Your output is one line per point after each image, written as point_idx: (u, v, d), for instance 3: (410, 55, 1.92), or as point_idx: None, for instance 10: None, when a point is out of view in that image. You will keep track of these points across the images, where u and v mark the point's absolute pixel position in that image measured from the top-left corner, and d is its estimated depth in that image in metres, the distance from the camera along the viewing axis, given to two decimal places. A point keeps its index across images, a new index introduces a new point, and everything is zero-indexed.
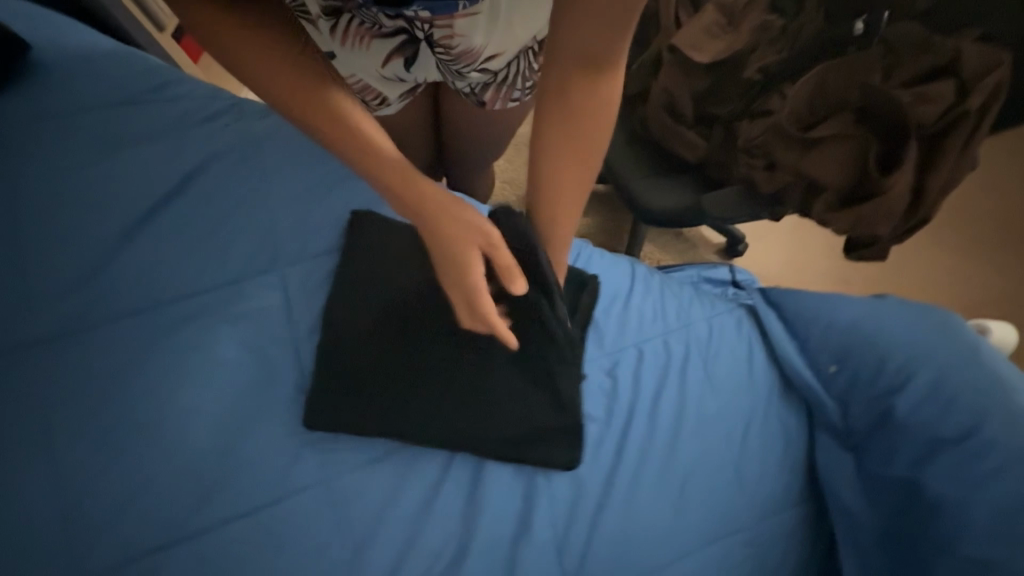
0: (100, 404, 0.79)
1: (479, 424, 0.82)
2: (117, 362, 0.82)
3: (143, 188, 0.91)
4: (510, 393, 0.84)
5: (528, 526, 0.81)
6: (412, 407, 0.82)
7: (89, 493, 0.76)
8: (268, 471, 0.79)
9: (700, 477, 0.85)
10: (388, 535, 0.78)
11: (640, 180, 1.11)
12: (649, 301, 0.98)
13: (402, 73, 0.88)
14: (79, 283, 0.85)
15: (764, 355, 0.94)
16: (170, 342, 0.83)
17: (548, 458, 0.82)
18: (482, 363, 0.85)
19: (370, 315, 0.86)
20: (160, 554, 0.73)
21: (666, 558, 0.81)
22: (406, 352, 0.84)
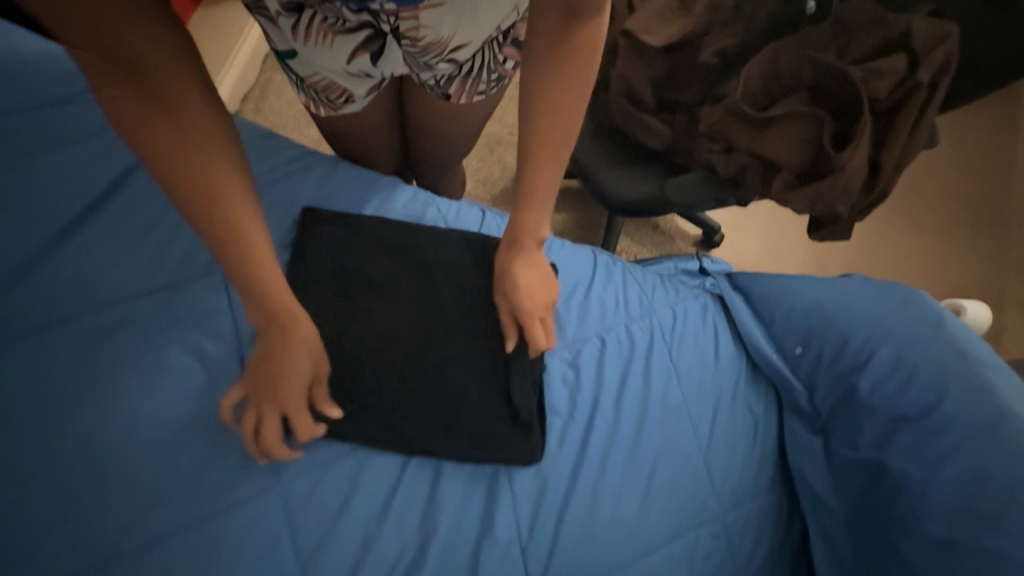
0: (29, 417, 0.76)
1: (439, 419, 0.80)
2: (45, 373, 0.78)
3: (76, 190, 0.88)
4: (473, 391, 0.82)
5: (490, 526, 0.79)
6: (368, 411, 0.79)
7: (16, 511, 0.72)
8: (213, 481, 0.76)
9: (665, 469, 0.84)
10: (344, 541, 0.76)
11: (606, 170, 1.09)
12: (610, 290, 0.95)
13: (369, 69, 0.84)
14: (17, 291, 0.82)
15: (730, 341, 0.93)
16: (103, 351, 0.80)
17: (510, 455, 0.79)
18: (442, 364, 0.82)
19: (321, 317, 0.83)
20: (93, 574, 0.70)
21: (631, 552, 0.80)
22: (358, 346, 0.81)
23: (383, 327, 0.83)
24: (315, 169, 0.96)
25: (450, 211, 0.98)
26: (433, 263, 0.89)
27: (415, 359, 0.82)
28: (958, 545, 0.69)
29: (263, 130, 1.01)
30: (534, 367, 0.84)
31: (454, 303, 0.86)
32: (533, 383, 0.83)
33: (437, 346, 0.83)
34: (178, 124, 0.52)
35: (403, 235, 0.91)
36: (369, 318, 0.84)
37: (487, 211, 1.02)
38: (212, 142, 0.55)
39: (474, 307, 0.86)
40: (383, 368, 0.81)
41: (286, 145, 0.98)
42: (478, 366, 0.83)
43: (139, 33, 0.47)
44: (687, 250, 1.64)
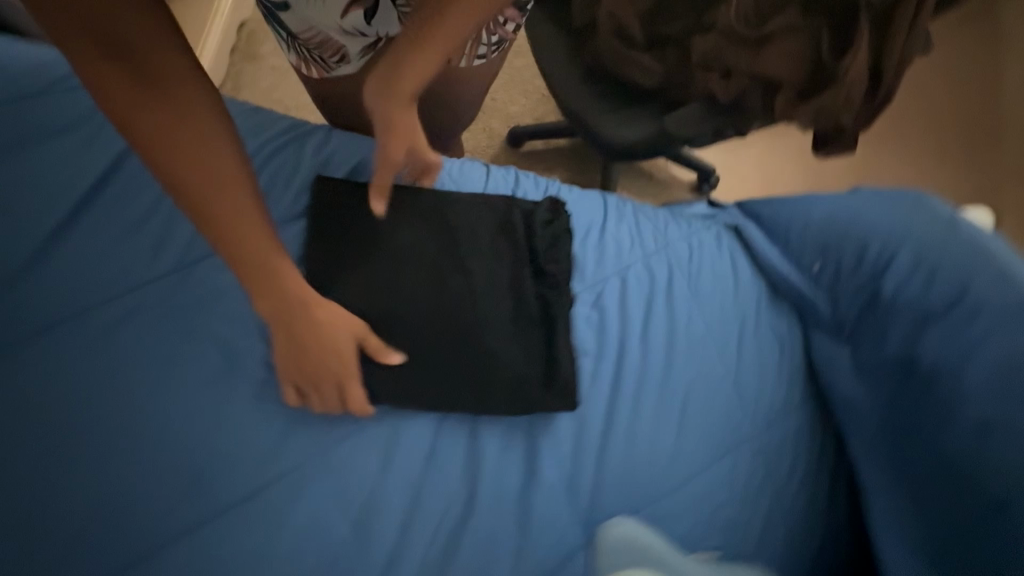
0: (55, 413, 0.75)
1: (474, 372, 0.80)
2: (64, 366, 0.77)
3: (68, 183, 0.86)
4: (506, 340, 0.82)
5: (536, 469, 0.79)
6: (407, 368, 0.78)
7: (57, 505, 0.71)
8: (255, 457, 0.75)
9: (700, 396, 0.85)
10: (394, 500, 0.76)
11: (602, 115, 1.08)
12: (624, 229, 0.94)
13: (363, 27, 0.83)
14: (26, 290, 0.79)
15: (747, 265, 0.93)
16: (120, 340, 0.79)
17: (545, 401, 0.80)
18: (471, 318, 0.82)
19: (349, 283, 0.81)
20: (151, 558, 0.70)
21: (674, 478, 0.82)
22: (384, 308, 0.80)
23: (406, 289, 0.82)
24: (309, 139, 0.94)
25: (454, 168, 0.95)
26: (448, 219, 0.87)
27: (442, 316, 0.81)
28: (999, 423, 0.70)
29: (251, 106, 0.97)
30: (561, 316, 0.84)
31: (477, 257, 0.85)
32: (562, 326, 0.83)
33: (463, 300, 0.82)
34: (188, 129, 0.53)
35: (413, 196, 0.88)
36: (393, 279, 0.82)
37: (490, 165, 0.99)
38: (222, 144, 0.56)
39: (494, 261, 0.86)
40: (411, 327, 0.80)
41: (276, 118, 0.95)
42: (509, 316, 0.83)
43: (151, 40, 0.48)
44: (685, 195, 1.64)
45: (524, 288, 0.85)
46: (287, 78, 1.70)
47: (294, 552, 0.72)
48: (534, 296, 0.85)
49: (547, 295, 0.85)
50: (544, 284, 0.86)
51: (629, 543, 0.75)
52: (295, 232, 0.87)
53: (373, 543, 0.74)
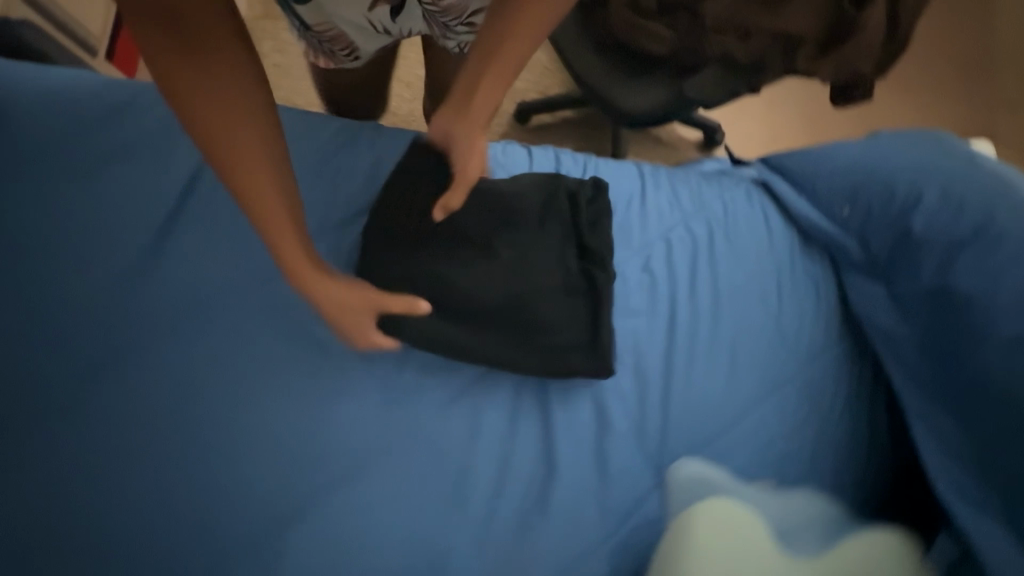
0: (158, 407, 0.81)
1: (535, 340, 0.86)
2: (157, 363, 0.83)
3: (146, 202, 0.90)
4: (558, 311, 0.88)
5: (607, 422, 0.87)
6: (477, 337, 0.84)
7: (169, 490, 0.77)
8: (354, 436, 0.82)
9: (747, 341, 0.93)
10: (484, 462, 0.84)
11: (618, 86, 1.15)
12: (663, 194, 1.00)
13: (387, 23, 0.86)
14: (102, 307, 0.85)
15: (778, 217, 1.00)
16: (210, 340, 0.85)
17: (589, 367, 0.85)
18: (530, 289, 0.88)
19: (414, 264, 0.86)
20: (273, 534, 0.77)
21: (732, 417, 0.90)
22: (436, 281, 0.85)
23: (467, 266, 0.87)
24: (356, 139, 0.98)
25: (497, 152, 1.00)
26: (503, 200, 0.93)
27: (489, 290, 0.86)
28: None
29: (294, 110, 1.00)
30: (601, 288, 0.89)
31: (528, 233, 0.92)
32: (607, 300, 0.88)
33: (521, 274, 0.89)
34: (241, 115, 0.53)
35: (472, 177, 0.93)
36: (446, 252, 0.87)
37: (532, 148, 1.04)
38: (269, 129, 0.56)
39: (537, 241, 0.92)
40: (460, 300, 0.85)
41: (320, 121, 0.98)
42: (558, 289, 0.89)
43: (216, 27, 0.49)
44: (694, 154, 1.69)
45: (571, 262, 0.91)
46: (296, 76, 1.71)
47: (401, 516, 0.80)
48: (579, 271, 0.91)
49: (588, 270, 0.91)
50: (587, 257, 0.92)
51: (696, 481, 0.83)
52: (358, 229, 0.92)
53: (471, 501, 0.82)
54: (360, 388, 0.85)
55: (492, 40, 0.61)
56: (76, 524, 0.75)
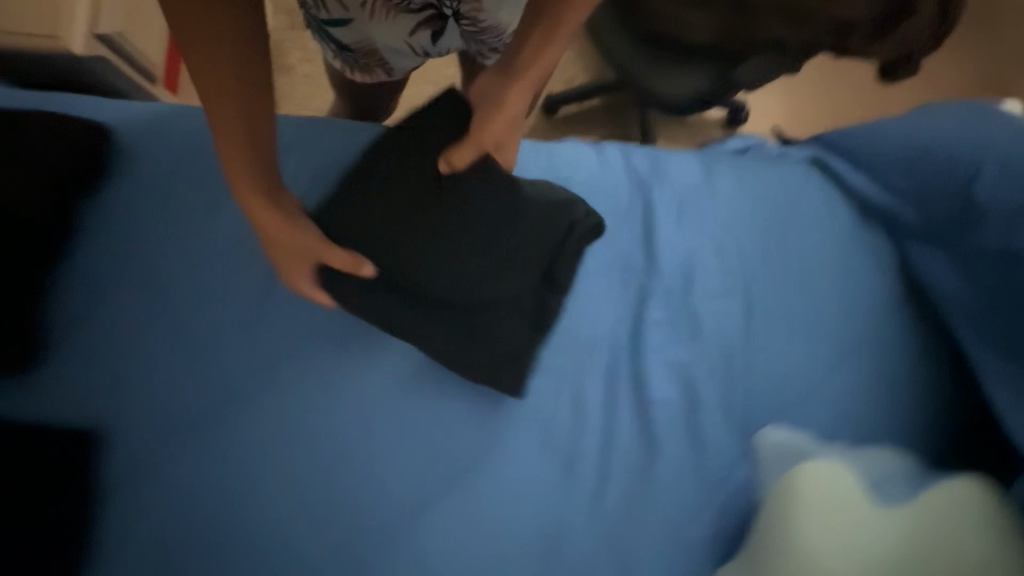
0: (265, 422, 0.83)
1: (488, 347, 0.84)
2: (256, 377, 0.85)
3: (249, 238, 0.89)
4: (512, 330, 0.85)
5: (697, 399, 0.92)
6: (429, 328, 0.81)
7: (288, 493, 0.82)
8: (463, 432, 0.87)
9: (819, 315, 0.99)
10: (587, 448, 0.88)
11: (664, 74, 1.23)
12: (729, 179, 1.03)
13: (427, 46, 0.90)
14: (195, 333, 0.84)
15: (838, 195, 1.06)
16: (307, 356, 0.86)
17: (512, 389, 0.85)
18: (498, 292, 0.83)
19: (387, 229, 0.77)
20: (403, 523, 0.83)
21: (811, 386, 0.96)
22: (398, 249, 0.77)
23: (445, 254, 0.79)
24: None
25: (566, 150, 0.99)
26: (515, 194, 0.81)
27: (454, 285, 0.80)
28: None
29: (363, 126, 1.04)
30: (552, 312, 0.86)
31: (517, 240, 0.83)
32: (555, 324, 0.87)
33: (499, 275, 0.82)
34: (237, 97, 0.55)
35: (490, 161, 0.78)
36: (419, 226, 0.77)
37: (605, 145, 1.02)
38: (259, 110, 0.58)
39: (522, 252, 0.83)
40: (411, 286, 0.79)
41: None
42: (518, 309, 0.85)
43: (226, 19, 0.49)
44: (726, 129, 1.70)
45: (547, 286, 0.87)
46: (328, 86, 1.73)
47: (518, 501, 0.86)
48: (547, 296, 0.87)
49: (552, 299, 0.87)
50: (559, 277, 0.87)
51: (783, 448, 0.89)
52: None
53: (580, 483, 0.87)
54: (467, 386, 0.88)
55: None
56: (197, 528, 0.80)
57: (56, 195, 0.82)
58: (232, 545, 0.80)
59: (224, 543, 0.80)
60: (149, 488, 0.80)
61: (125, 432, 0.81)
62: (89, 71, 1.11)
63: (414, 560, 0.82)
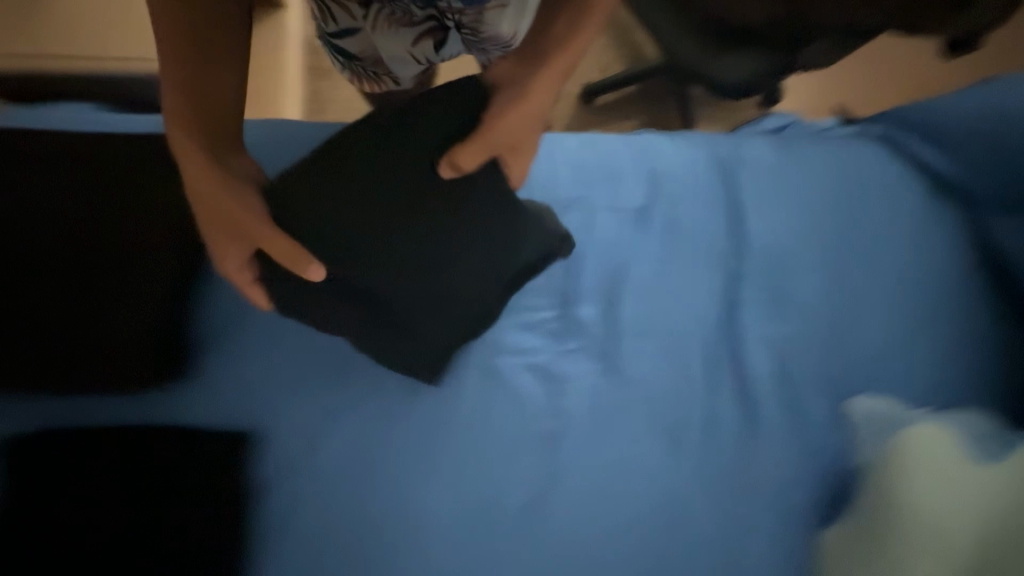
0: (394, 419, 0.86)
1: (427, 341, 0.81)
2: (381, 378, 0.87)
3: None
4: (447, 335, 0.83)
5: (790, 371, 0.97)
6: (348, 311, 0.76)
7: (421, 488, 0.85)
8: (579, 419, 0.90)
9: (898, 286, 1.03)
10: (692, 424, 0.93)
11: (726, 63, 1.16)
12: (806, 160, 1.07)
13: (430, 54, 0.88)
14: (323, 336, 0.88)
15: (908, 172, 1.10)
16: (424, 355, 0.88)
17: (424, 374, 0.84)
18: (442, 296, 0.79)
19: (343, 204, 0.68)
20: (531, 507, 0.86)
21: (899, 356, 1.00)
22: (345, 228, 0.69)
23: (399, 245, 0.72)
24: None
25: (654, 141, 1.01)
26: (505, 211, 0.77)
27: (397, 281, 0.74)
28: None
29: None
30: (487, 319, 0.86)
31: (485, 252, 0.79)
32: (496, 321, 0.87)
33: (451, 279, 0.78)
34: (190, 82, 0.60)
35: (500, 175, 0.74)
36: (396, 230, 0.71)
37: (688, 131, 1.05)
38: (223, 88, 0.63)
39: (483, 264, 0.79)
40: (360, 288, 0.74)
41: None
42: (463, 313, 0.82)
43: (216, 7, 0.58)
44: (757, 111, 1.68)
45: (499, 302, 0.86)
46: None
47: (632, 478, 0.90)
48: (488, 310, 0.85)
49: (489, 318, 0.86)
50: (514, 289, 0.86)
51: (868, 414, 0.95)
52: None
53: (688, 458, 0.92)
54: (579, 369, 0.91)
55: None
56: (337, 527, 0.82)
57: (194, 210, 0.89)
58: (371, 530, 0.83)
59: (367, 527, 0.83)
60: (287, 489, 0.83)
61: (281, 426, 0.84)
62: None
63: (539, 540, 0.86)
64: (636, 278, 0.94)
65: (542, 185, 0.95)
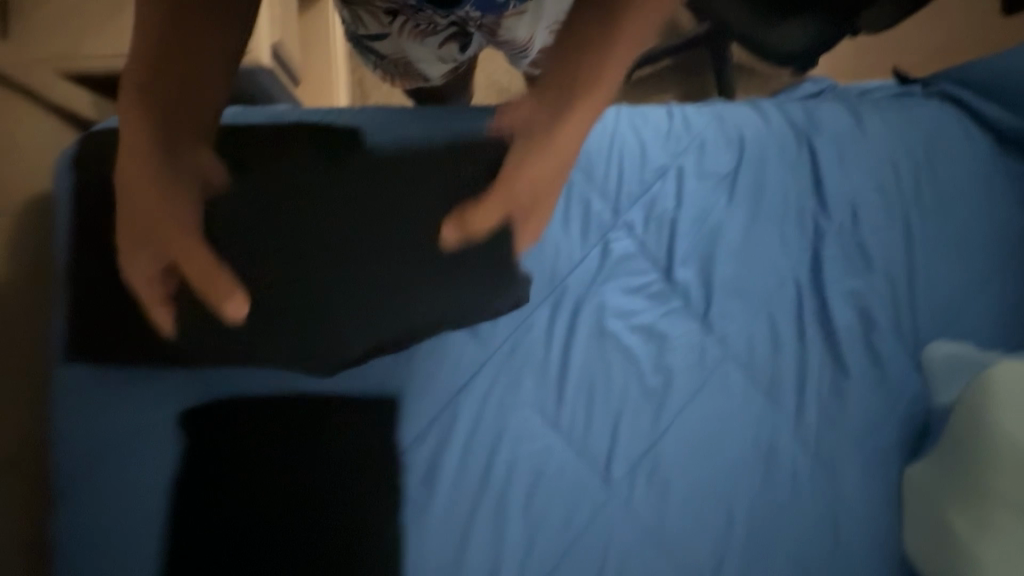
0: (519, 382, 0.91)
1: (339, 348, 0.87)
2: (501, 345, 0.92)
3: None
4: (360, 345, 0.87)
5: (873, 323, 1.02)
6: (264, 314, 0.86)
7: (550, 446, 0.90)
8: (686, 374, 0.95)
9: (973, 240, 1.08)
10: (786, 377, 0.99)
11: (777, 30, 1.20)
12: (877, 123, 1.11)
13: (454, 55, 0.91)
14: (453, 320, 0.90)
15: (975, 128, 1.14)
16: (536, 320, 0.93)
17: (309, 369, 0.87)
18: (362, 333, 0.87)
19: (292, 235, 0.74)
20: (651, 458, 0.92)
21: (972, 304, 1.05)
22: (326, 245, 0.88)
23: (359, 275, 0.87)
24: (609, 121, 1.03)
25: (733, 112, 1.07)
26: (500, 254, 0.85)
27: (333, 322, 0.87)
28: None
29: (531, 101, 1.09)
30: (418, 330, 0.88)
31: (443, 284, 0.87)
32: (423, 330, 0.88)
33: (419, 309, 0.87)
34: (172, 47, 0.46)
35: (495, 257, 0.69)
36: (367, 260, 0.88)
37: (762, 102, 1.11)
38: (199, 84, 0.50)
39: (448, 293, 0.88)
40: (284, 309, 0.86)
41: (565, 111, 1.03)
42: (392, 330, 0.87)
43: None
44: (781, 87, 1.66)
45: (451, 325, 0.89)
46: None
47: (735, 429, 0.96)
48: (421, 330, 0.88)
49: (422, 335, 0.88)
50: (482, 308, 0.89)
51: (952, 358, 1.00)
52: (635, 191, 0.99)
53: (784, 407, 0.98)
54: (680, 326, 0.96)
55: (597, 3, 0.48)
56: (477, 483, 0.88)
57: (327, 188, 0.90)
58: (502, 484, 0.88)
59: (497, 484, 0.88)
60: (430, 453, 0.88)
61: (420, 394, 0.89)
62: (259, 87, 1.19)
63: (652, 485, 0.92)
64: (727, 238, 1.00)
65: (635, 155, 1.00)
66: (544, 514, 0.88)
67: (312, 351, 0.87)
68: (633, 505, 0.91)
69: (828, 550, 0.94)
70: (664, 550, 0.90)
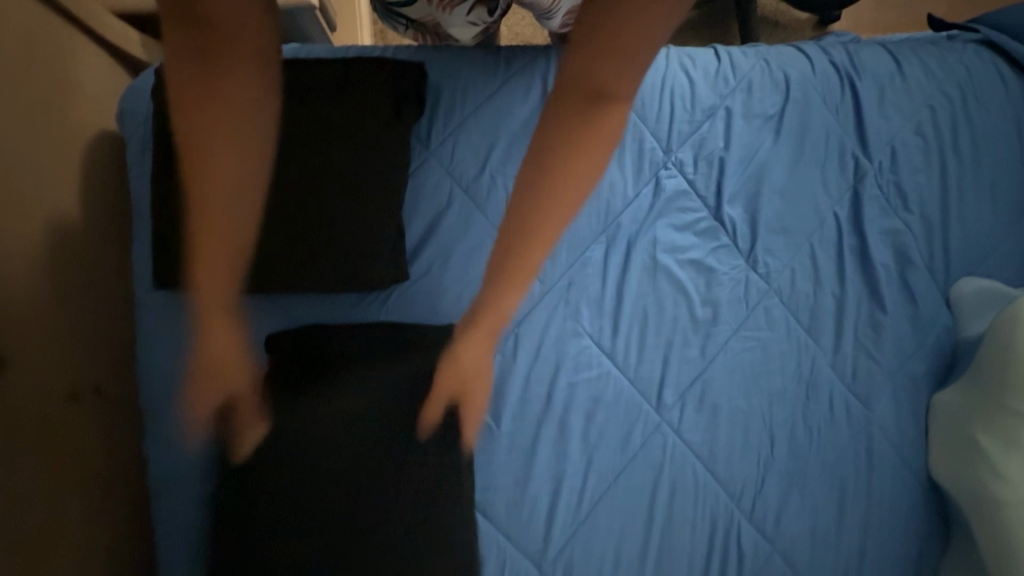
0: (577, 313, 0.96)
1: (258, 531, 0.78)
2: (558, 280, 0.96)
3: None
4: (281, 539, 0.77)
5: (908, 260, 1.06)
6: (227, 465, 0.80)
7: (609, 373, 0.95)
8: (732, 308, 1.00)
9: (1003, 181, 1.11)
10: (825, 311, 1.03)
11: None
12: (916, 67, 1.13)
13: (485, 18, 0.87)
14: None
15: (1011, 73, 1.16)
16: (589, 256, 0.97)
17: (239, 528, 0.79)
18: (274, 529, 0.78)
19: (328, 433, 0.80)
20: (703, 382, 0.98)
21: (997, 244, 1.10)
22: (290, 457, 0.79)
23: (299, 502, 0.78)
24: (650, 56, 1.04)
25: (777, 54, 1.09)
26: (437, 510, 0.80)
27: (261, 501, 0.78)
28: None
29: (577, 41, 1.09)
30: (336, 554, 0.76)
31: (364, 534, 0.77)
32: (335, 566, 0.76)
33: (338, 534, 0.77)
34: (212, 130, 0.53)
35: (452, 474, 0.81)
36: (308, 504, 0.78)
37: (804, 46, 1.13)
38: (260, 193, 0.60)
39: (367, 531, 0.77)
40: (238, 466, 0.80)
41: None
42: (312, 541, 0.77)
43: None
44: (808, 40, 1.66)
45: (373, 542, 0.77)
46: None
47: (775, 359, 1.00)
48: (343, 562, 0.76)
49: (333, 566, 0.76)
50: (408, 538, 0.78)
51: (979, 293, 1.05)
52: (684, 132, 1.02)
53: (822, 339, 1.02)
54: (728, 262, 1.01)
55: (540, 179, 0.56)
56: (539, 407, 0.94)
57: (388, 124, 0.92)
58: (561, 409, 0.94)
59: (556, 408, 0.94)
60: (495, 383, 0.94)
61: None
62: (300, 29, 1.18)
63: (700, 411, 0.97)
64: (773, 177, 1.04)
65: (686, 95, 1.03)
66: (600, 437, 0.94)
67: (377, 281, 0.90)
68: (684, 429, 0.96)
69: (866, 472, 0.99)
70: (712, 470, 0.96)
